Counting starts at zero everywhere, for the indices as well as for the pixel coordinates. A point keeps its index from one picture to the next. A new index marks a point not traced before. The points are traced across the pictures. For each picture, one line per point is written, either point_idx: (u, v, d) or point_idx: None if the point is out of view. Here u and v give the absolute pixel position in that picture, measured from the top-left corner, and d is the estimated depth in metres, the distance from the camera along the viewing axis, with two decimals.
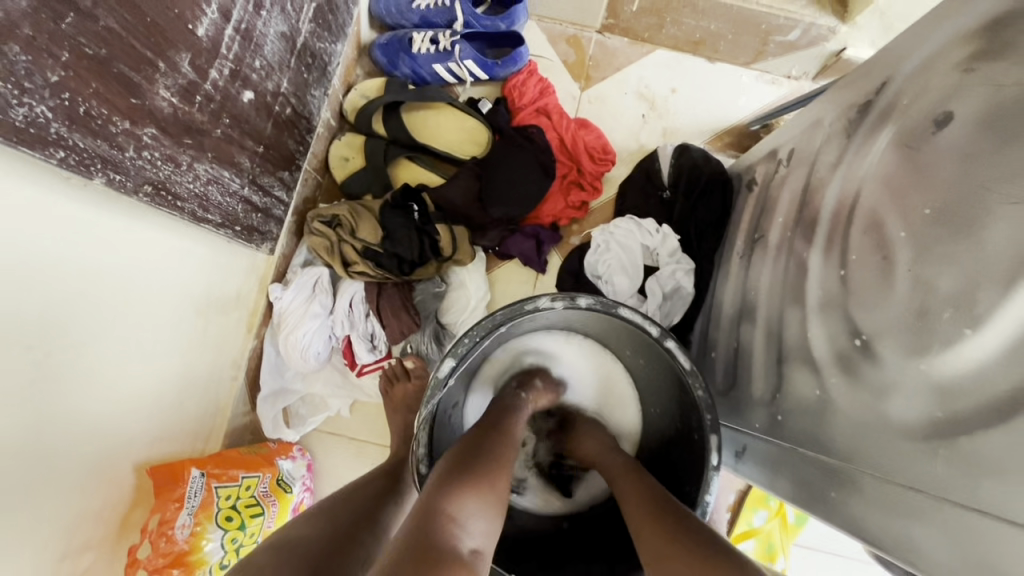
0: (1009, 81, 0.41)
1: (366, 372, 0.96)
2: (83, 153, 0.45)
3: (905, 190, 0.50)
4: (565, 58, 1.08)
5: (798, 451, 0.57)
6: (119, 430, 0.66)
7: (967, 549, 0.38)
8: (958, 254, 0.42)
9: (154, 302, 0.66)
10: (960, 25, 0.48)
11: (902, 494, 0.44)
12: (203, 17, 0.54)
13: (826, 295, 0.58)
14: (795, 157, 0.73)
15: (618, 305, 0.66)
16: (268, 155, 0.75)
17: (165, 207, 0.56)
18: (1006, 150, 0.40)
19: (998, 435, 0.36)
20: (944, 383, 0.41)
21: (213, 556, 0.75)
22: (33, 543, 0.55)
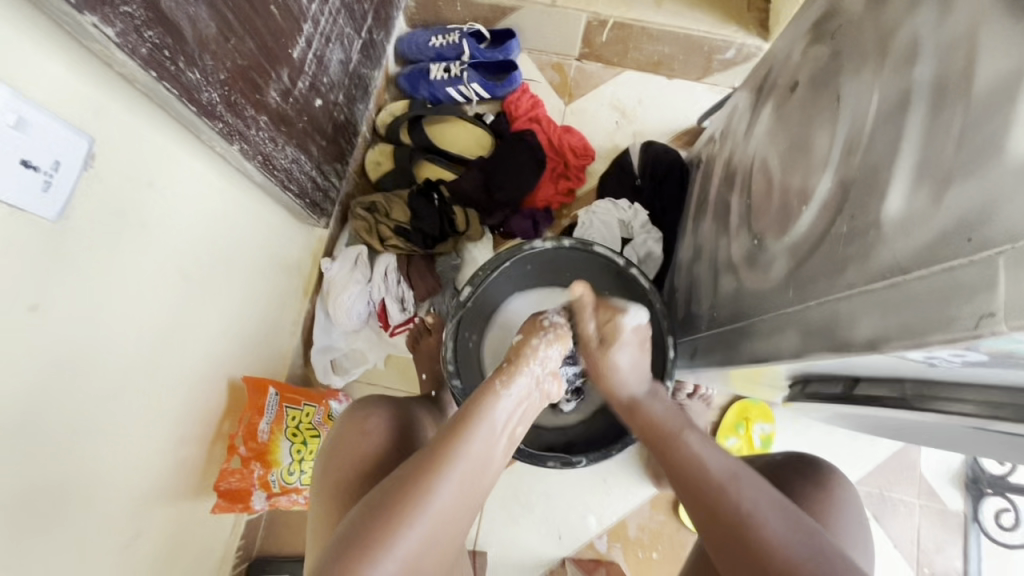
0: (821, 56, 0.65)
1: (397, 332, 1.15)
2: (230, 127, 0.70)
3: (775, 134, 0.73)
4: (552, 80, 1.35)
5: (725, 331, 0.78)
6: (219, 347, 0.88)
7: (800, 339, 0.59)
8: (797, 164, 0.65)
9: (249, 251, 0.90)
10: (803, 26, 0.72)
11: (773, 325, 0.64)
12: (297, 44, 0.80)
13: (739, 219, 0.80)
14: (724, 136, 0.97)
15: (593, 244, 0.89)
16: (327, 148, 1.00)
17: (267, 173, 0.82)
18: (819, 94, 0.63)
19: (812, 260, 0.58)
20: (790, 245, 0.62)
21: (284, 459, 0.96)
22: (154, 410, 0.76)
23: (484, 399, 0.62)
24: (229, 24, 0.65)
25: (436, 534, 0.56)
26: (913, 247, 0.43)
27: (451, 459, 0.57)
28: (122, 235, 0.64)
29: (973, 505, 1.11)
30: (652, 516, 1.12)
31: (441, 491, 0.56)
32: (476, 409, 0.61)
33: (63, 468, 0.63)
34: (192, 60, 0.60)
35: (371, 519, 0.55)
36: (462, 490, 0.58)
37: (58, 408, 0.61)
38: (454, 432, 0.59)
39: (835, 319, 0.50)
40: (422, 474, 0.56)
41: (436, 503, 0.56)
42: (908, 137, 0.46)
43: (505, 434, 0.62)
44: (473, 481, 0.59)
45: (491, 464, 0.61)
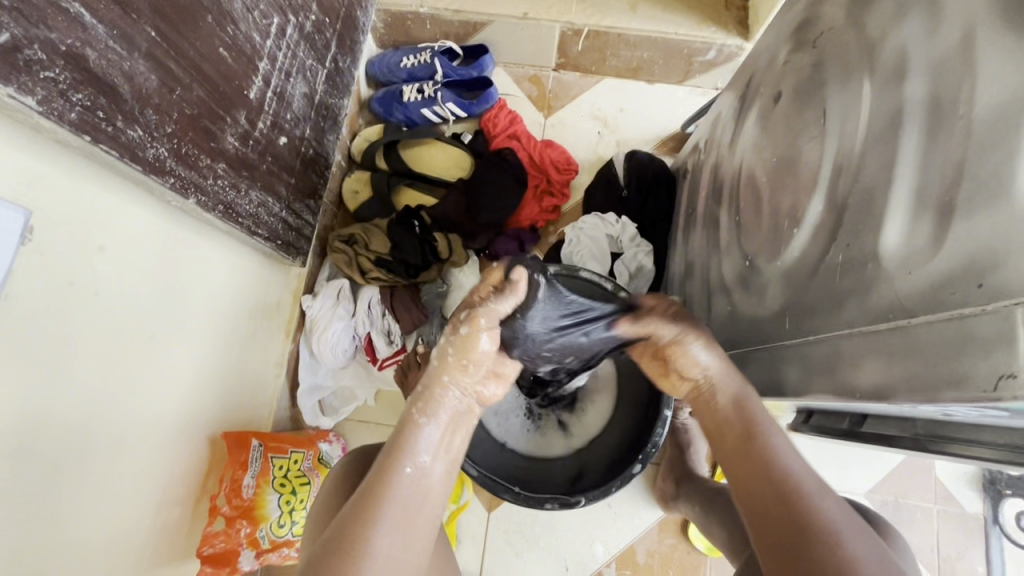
0: (803, 65, 0.61)
1: (386, 366, 1.10)
2: (184, 181, 0.67)
3: (760, 148, 0.69)
4: (529, 94, 1.31)
5: (720, 356, 0.74)
6: (196, 404, 0.84)
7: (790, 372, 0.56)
8: (783, 183, 0.61)
9: (221, 300, 0.87)
10: (784, 31, 0.68)
11: (763, 354, 0.61)
12: (253, 85, 0.77)
13: (727, 236, 0.76)
14: (709, 146, 0.93)
15: (578, 269, 0.86)
16: (297, 185, 0.97)
17: (231, 221, 0.78)
18: (804, 107, 0.59)
19: (803, 290, 0.54)
20: (783, 271, 0.58)
21: (272, 513, 0.93)
22: (129, 485, 0.72)
23: (406, 431, 0.58)
24: (171, 73, 0.61)
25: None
26: (919, 286, 0.39)
27: (381, 500, 0.54)
28: (78, 306, 0.60)
29: (992, 507, 1.07)
30: (661, 540, 1.09)
31: (378, 535, 0.52)
32: (401, 439, 0.58)
33: (35, 561, 0.59)
34: (131, 117, 0.57)
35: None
36: (402, 530, 0.54)
37: (22, 500, 0.57)
38: (381, 470, 0.56)
39: (836, 360, 0.46)
40: (350, 524, 0.52)
41: (375, 550, 0.52)
42: (903, 161, 0.42)
43: (436, 454, 0.58)
44: (412, 513, 0.55)
45: (429, 488, 0.57)
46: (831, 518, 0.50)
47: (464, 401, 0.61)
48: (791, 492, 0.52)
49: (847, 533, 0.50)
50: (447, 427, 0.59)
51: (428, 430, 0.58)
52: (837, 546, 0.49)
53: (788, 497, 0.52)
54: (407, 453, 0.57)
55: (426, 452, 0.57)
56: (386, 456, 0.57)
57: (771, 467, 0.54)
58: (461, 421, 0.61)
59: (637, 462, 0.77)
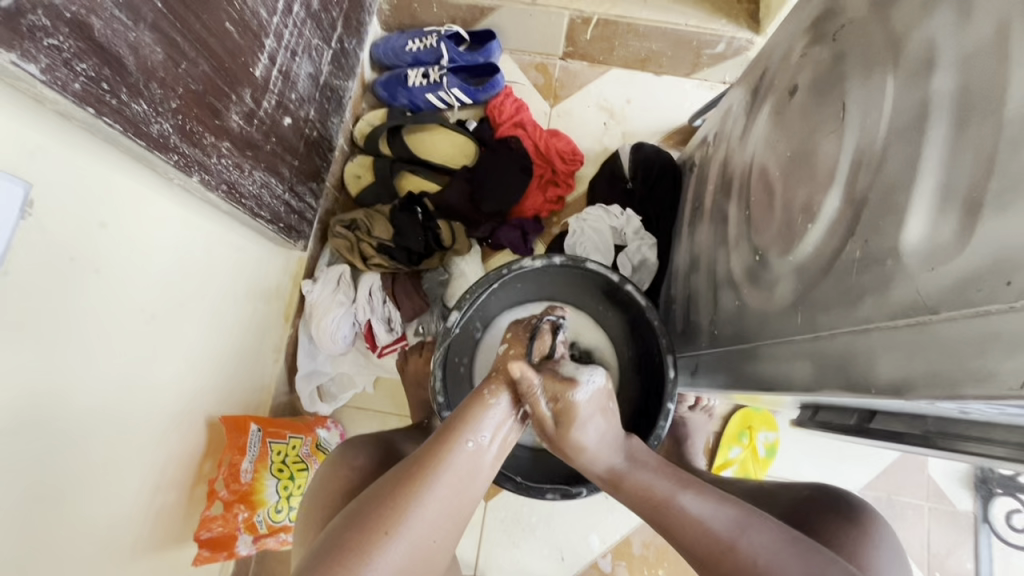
0: (822, 59, 0.60)
1: (385, 353, 1.10)
2: (188, 159, 0.65)
3: (773, 142, 0.68)
4: (536, 82, 1.29)
5: (725, 351, 0.74)
6: (195, 388, 0.83)
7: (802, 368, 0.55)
8: (797, 177, 0.60)
9: (222, 283, 0.85)
10: (801, 24, 0.67)
11: (772, 349, 0.61)
12: (259, 62, 0.75)
13: (737, 231, 0.75)
14: (718, 139, 0.92)
15: (586, 260, 0.83)
16: (300, 167, 0.96)
17: (234, 202, 0.77)
18: (821, 101, 0.58)
19: (816, 285, 0.54)
20: (796, 266, 0.58)
21: (271, 498, 0.92)
22: (127, 467, 0.71)
23: (472, 410, 0.55)
24: (177, 47, 0.60)
25: (423, 548, 0.50)
26: (942, 283, 0.39)
27: (434, 467, 0.52)
28: (78, 285, 0.58)
29: (983, 505, 1.08)
30: (656, 532, 1.09)
31: (425, 501, 0.51)
32: (467, 412, 0.55)
33: (34, 542, 0.59)
34: (136, 91, 0.55)
35: (349, 533, 0.50)
36: (448, 503, 0.52)
37: (22, 480, 0.56)
38: (442, 439, 0.54)
39: (851, 355, 0.46)
40: (403, 483, 0.51)
41: (420, 514, 0.50)
42: (928, 156, 0.42)
43: (497, 440, 0.55)
44: (461, 491, 0.53)
45: (482, 468, 0.54)
46: (757, 552, 0.50)
47: (542, 404, 0.57)
48: (715, 544, 0.52)
49: (780, 563, 0.49)
50: (515, 414, 0.56)
51: (495, 412, 0.55)
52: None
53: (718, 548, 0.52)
54: (472, 428, 0.54)
55: (490, 434, 0.54)
56: (449, 427, 0.55)
57: (687, 532, 0.53)
58: (532, 417, 0.58)
59: None
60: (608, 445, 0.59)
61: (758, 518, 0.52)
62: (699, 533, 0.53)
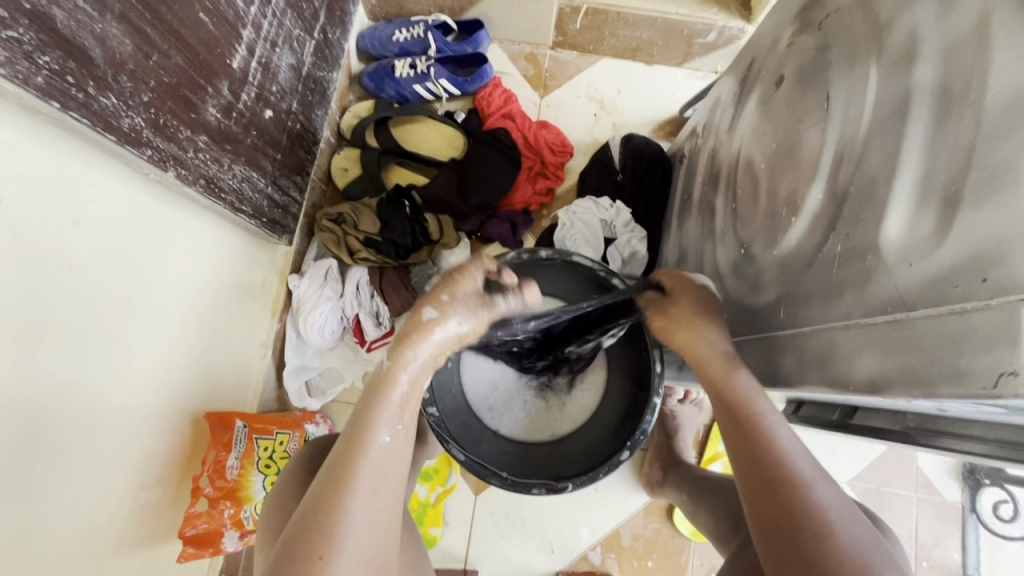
0: (807, 48, 0.59)
1: (374, 348, 1.09)
2: (162, 153, 0.64)
3: (759, 134, 0.67)
4: (525, 72, 1.27)
5: None
6: (177, 384, 0.82)
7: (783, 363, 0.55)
8: (781, 169, 0.59)
9: (205, 279, 0.84)
10: (788, 13, 0.66)
11: (753, 344, 0.61)
12: (236, 54, 0.73)
13: (723, 223, 0.74)
14: (706, 130, 0.91)
15: (571, 254, 0.84)
16: (283, 161, 0.95)
17: (213, 197, 0.76)
18: (806, 92, 0.57)
19: (799, 279, 0.53)
20: (779, 259, 0.57)
21: (257, 494, 0.92)
22: (108, 465, 0.70)
23: (371, 403, 0.56)
24: (147, 38, 0.58)
25: (369, 550, 0.51)
26: (920, 278, 0.38)
27: (355, 470, 0.53)
28: (64, 289, 0.59)
29: (971, 495, 1.09)
30: (646, 524, 1.09)
31: (354, 507, 0.51)
32: (371, 404, 0.56)
33: (19, 543, 0.59)
34: (103, 84, 0.54)
35: (289, 561, 0.48)
36: (379, 499, 0.53)
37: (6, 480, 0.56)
38: (351, 444, 0.54)
39: (831, 352, 0.46)
40: (327, 499, 0.51)
41: (354, 522, 0.51)
42: (908, 148, 0.41)
43: (402, 424, 0.57)
44: (387, 483, 0.54)
45: (399, 453, 0.56)
46: (825, 505, 0.50)
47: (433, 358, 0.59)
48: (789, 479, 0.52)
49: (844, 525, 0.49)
50: (411, 393, 0.58)
51: (397, 396, 0.57)
52: (828, 536, 0.48)
53: (784, 485, 0.51)
54: (376, 423, 0.55)
55: (394, 420, 0.56)
56: (356, 426, 0.55)
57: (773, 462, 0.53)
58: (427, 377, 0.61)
59: (626, 449, 0.77)
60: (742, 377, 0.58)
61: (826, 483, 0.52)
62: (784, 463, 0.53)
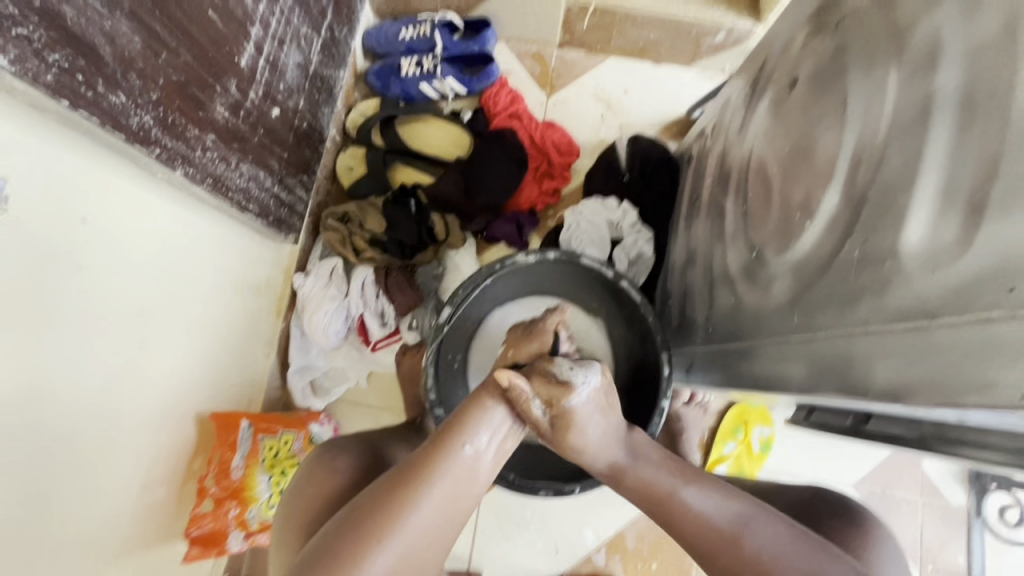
0: (823, 51, 0.58)
1: (379, 347, 1.10)
2: (171, 152, 0.63)
3: (772, 136, 0.66)
4: (532, 71, 1.27)
5: (719, 347, 0.73)
6: (183, 384, 0.82)
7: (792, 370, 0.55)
8: (796, 172, 0.59)
9: (211, 278, 0.84)
10: (802, 14, 0.65)
11: (764, 349, 0.60)
12: (244, 51, 0.73)
13: (734, 225, 0.74)
14: (716, 132, 0.90)
15: (580, 256, 0.82)
16: (289, 159, 0.94)
17: (221, 196, 0.75)
18: (821, 95, 0.57)
19: (813, 284, 0.52)
20: (793, 264, 0.57)
21: (262, 494, 0.92)
22: (114, 465, 0.70)
23: (470, 416, 0.56)
24: (157, 36, 0.58)
25: (418, 551, 0.51)
26: (942, 286, 0.37)
27: (433, 474, 0.52)
28: (75, 288, 0.59)
29: (977, 501, 1.08)
30: (651, 526, 1.09)
31: (419, 509, 0.51)
32: (469, 417, 0.56)
33: (29, 544, 0.59)
34: (113, 82, 0.54)
35: (346, 536, 0.49)
36: (442, 510, 0.52)
37: (18, 481, 0.56)
38: (438, 446, 0.54)
39: (847, 358, 0.45)
40: (397, 490, 0.51)
41: (414, 521, 0.50)
42: (930, 154, 0.40)
43: (494, 447, 0.56)
44: (455, 499, 0.53)
45: (478, 475, 0.55)
46: (764, 549, 0.52)
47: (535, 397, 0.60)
48: (716, 543, 0.53)
49: (786, 557, 0.51)
50: (511, 424, 0.58)
51: (495, 418, 0.56)
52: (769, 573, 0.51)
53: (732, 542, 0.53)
54: (467, 434, 0.55)
55: (488, 441, 0.55)
56: (448, 430, 0.55)
57: (682, 520, 0.55)
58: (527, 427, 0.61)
59: None
60: (607, 442, 0.60)
61: (759, 517, 0.54)
62: (703, 525, 0.54)
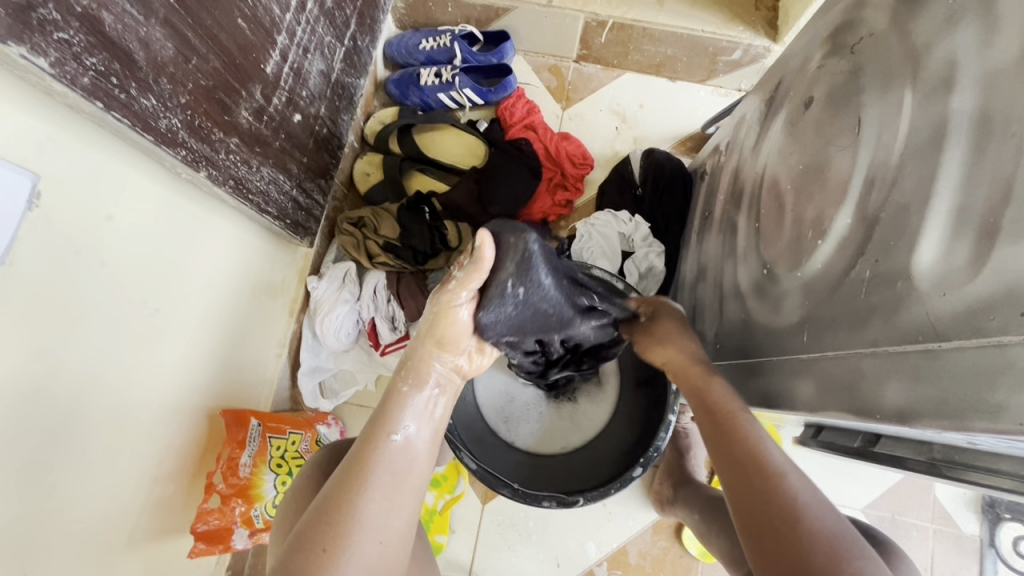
0: (839, 71, 0.59)
1: (388, 352, 1.09)
2: (196, 154, 0.65)
3: (786, 154, 0.66)
4: (549, 84, 1.28)
5: (727, 362, 0.73)
6: (196, 381, 0.84)
7: (794, 388, 0.55)
8: (809, 190, 0.59)
9: (227, 279, 0.85)
10: (819, 35, 0.65)
11: (772, 366, 0.60)
12: (270, 58, 0.75)
13: (746, 240, 0.74)
14: (730, 148, 0.91)
15: (591, 267, 0.83)
16: (308, 164, 0.96)
17: (241, 197, 0.77)
18: (836, 115, 0.57)
19: (824, 303, 0.52)
20: (804, 282, 0.57)
21: (268, 493, 0.93)
22: (125, 458, 0.71)
23: (392, 404, 0.57)
24: (188, 42, 0.60)
25: (376, 554, 0.51)
26: (954, 308, 0.38)
27: (369, 468, 0.53)
28: (97, 284, 0.61)
29: (989, 530, 1.06)
30: (654, 542, 1.08)
31: (364, 507, 0.51)
32: (394, 406, 0.57)
33: (36, 542, 0.60)
34: (145, 86, 0.56)
35: (295, 555, 0.49)
36: (388, 502, 0.53)
37: (22, 481, 0.57)
38: (369, 442, 0.55)
39: (856, 378, 0.46)
40: (337, 495, 0.52)
41: (361, 520, 0.51)
42: (944, 177, 0.41)
43: (420, 428, 0.57)
44: (399, 488, 0.54)
45: (415, 460, 0.56)
46: (797, 493, 0.50)
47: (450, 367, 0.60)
48: (761, 467, 0.53)
49: (818, 509, 0.49)
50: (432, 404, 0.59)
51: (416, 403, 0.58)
52: (802, 521, 0.48)
53: (760, 473, 0.52)
54: (393, 422, 0.56)
55: (416, 424, 0.57)
56: (374, 426, 0.56)
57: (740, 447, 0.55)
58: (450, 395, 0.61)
59: (638, 465, 0.76)
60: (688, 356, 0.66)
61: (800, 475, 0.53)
62: (753, 453, 0.54)
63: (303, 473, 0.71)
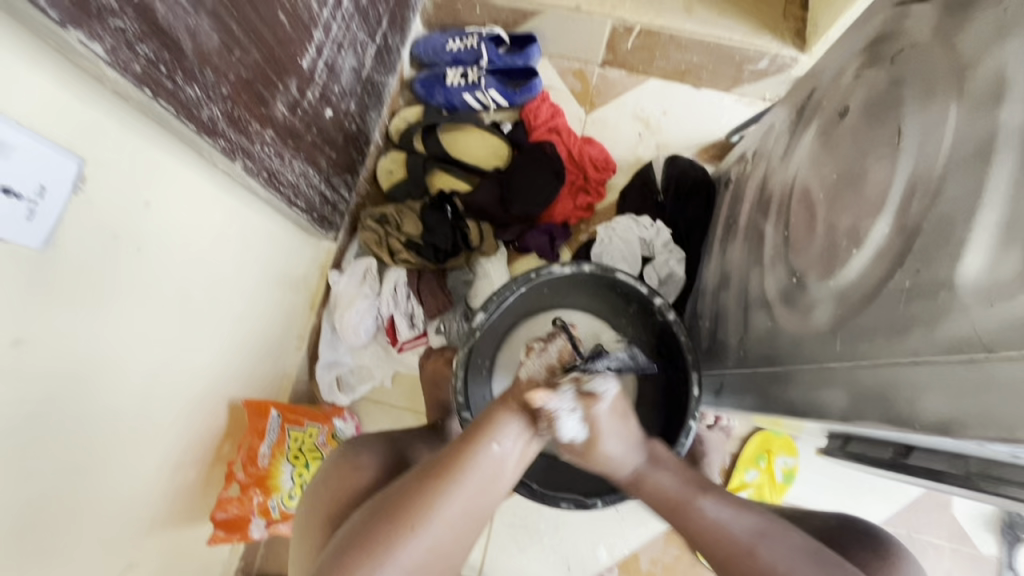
0: (877, 81, 0.59)
1: (405, 349, 1.11)
2: (233, 144, 0.66)
3: (819, 163, 0.66)
4: (573, 88, 1.29)
5: (753, 370, 0.73)
6: (220, 371, 0.84)
7: (825, 397, 0.55)
8: (844, 200, 0.58)
9: (255, 269, 0.86)
10: (856, 46, 0.65)
11: (801, 375, 0.60)
12: (307, 53, 0.76)
13: (775, 249, 0.73)
14: (757, 156, 0.91)
15: (616, 270, 0.82)
16: (337, 159, 0.97)
17: (273, 189, 0.79)
18: (874, 126, 0.57)
19: (859, 313, 0.52)
20: (837, 291, 0.56)
21: (285, 484, 0.93)
22: (149, 443, 0.72)
23: (497, 415, 0.55)
24: (232, 34, 0.61)
25: (441, 546, 0.51)
26: (1002, 320, 0.37)
27: (464, 464, 0.53)
28: (131, 269, 0.62)
29: (1008, 551, 1.04)
30: (666, 550, 1.07)
31: (446, 505, 0.51)
32: (496, 414, 0.56)
33: (58, 531, 0.61)
34: (190, 75, 0.57)
35: (376, 524, 0.51)
36: (469, 504, 0.53)
37: (46, 470, 0.57)
38: (468, 440, 0.55)
39: (894, 388, 0.45)
40: (424, 487, 0.52)
41: (440, 517, 0.51)
42: (992, 188, 0.40)
43: (518, 449, 0.55)
44: (482, 493, 0.53)
45: (503, 474, 0.55)
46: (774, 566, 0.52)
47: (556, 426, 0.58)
48: (728, 550, 0.55)
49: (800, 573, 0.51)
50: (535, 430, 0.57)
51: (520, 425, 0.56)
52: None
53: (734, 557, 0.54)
54: (496, 432, 0.55)
55: (516, 442, 0.55)
56: (477, 429, 0.55)
57: (699, 532, 0.57)
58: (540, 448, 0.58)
59: None
60: (632, 452, 0.62)
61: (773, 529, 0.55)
62: (718, 536, 0.56)
63: (334, 455, 0.70)
